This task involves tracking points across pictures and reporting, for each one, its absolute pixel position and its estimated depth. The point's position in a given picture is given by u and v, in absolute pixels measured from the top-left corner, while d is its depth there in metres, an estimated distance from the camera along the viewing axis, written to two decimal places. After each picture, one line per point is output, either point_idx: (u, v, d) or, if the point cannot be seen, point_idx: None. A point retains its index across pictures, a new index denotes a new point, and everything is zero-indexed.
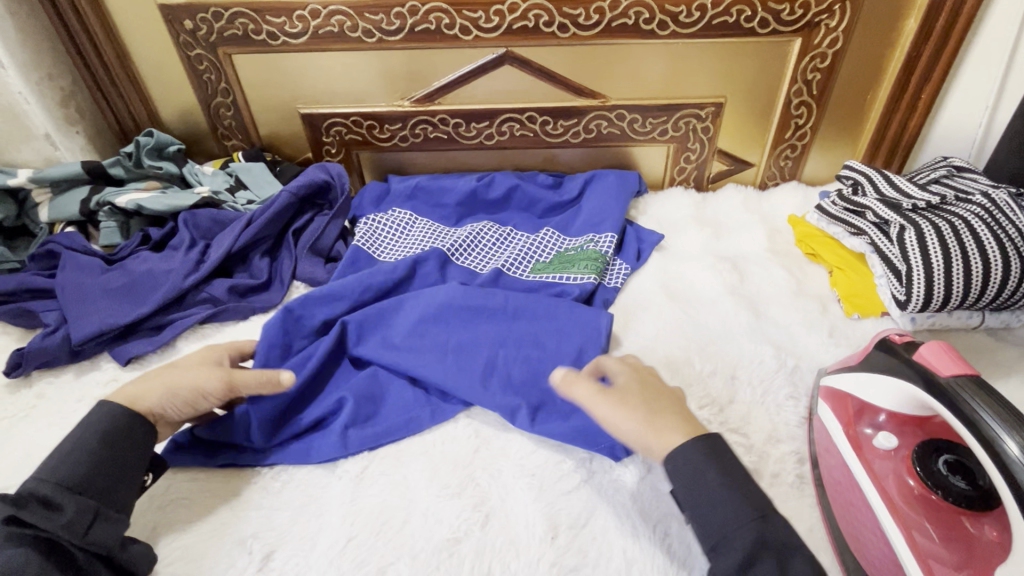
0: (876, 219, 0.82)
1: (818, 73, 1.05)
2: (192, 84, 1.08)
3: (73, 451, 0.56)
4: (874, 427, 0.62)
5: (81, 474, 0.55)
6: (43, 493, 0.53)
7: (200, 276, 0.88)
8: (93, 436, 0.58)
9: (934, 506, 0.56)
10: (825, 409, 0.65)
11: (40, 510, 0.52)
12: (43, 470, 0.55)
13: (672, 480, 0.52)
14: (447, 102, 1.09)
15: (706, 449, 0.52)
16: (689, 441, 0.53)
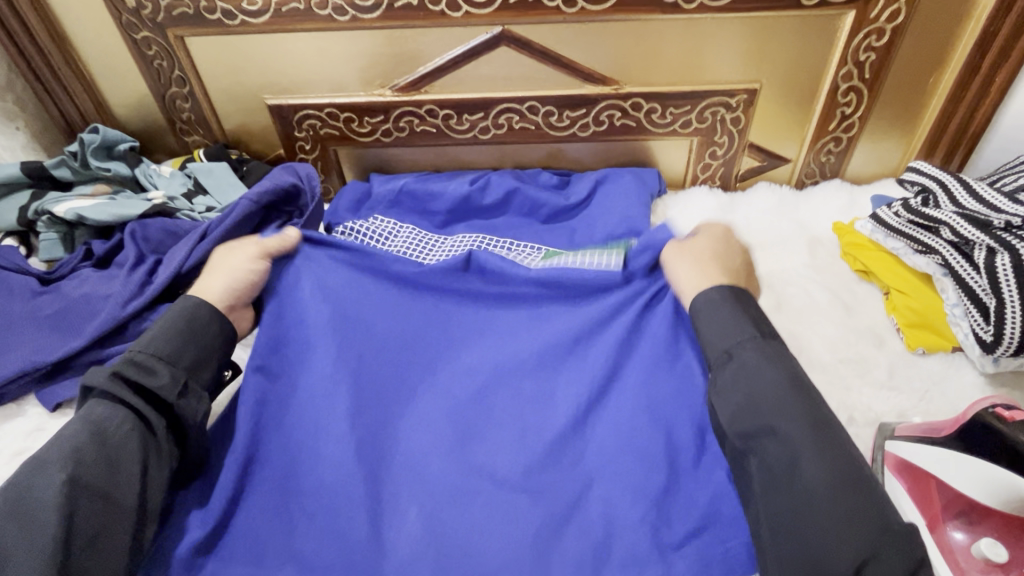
0: (953, 238, 0.67)
1: (873, 52, 0.89)
2: (143, 72, 0.94)
3: (160, 329, 0.61)
4: (968, 530, 0.49)
5: (167, 349, 0.60)
6: (140, 359, 0.58)
7: (143, 301, 0.75)
8: (173, 319, 0.63)
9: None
10: (900, 493, 0.53)
11: (139, 375, 0.57)
12: (140, 339, 0.61)
13: (697, 322, 0.61)
14: (434, 91, 0.94)
15: (730, 297, 0.60)
16: (713, 286, 0.61)
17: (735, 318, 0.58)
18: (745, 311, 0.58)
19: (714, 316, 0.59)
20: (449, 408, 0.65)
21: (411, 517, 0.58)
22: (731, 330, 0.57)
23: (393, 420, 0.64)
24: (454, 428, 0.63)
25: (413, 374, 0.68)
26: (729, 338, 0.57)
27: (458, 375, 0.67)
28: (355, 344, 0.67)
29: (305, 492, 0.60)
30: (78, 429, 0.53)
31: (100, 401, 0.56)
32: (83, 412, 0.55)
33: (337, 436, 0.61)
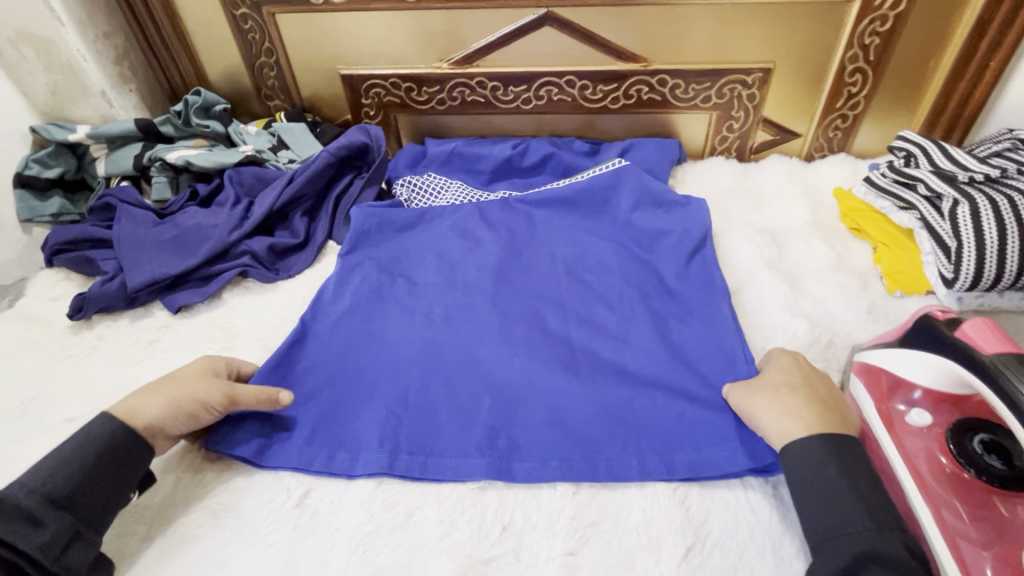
0: (928, 193, 0.79)
1: (876, 37, 1.00)
2: (237, 43, 1.11)
3: (55, 469, 0.56)
4: (907, 403, 0.60)
5: (57, 489, 0.54)
6: (27, 504, 0.52)
7: (244, 231, 0.91)
8: (83, 452, 0.57)
9: (966, 488, 0.54)
10: (857, 384, 0.64)
11: (19, 524, 0.51)
12: (33, 478, 0.55)
13: (789, 471, 0.56)
14: (484, 65, 1.08)
15: (832, 451, 0.55)
16: (816, 436, 0.56)
17: (836, 486, 0.53)
18: (860, 483, 0.52)
19: (816, 479, 0.54)
20: (509, 342, 0.78)
21: (483, 417, 0.69)
22: (839, 507, 0.52)
23: (461, 347, 0.77)
24: (518, 355, 0.76)
25: (478, 316, 0.82)
26: (843, 523, 0.51)
27: (517, 316, 0.81)
28: (439, 287, 0.86)
29: (380, 379, 0.74)
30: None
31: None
32: None
33: (418, 348, 0.78)
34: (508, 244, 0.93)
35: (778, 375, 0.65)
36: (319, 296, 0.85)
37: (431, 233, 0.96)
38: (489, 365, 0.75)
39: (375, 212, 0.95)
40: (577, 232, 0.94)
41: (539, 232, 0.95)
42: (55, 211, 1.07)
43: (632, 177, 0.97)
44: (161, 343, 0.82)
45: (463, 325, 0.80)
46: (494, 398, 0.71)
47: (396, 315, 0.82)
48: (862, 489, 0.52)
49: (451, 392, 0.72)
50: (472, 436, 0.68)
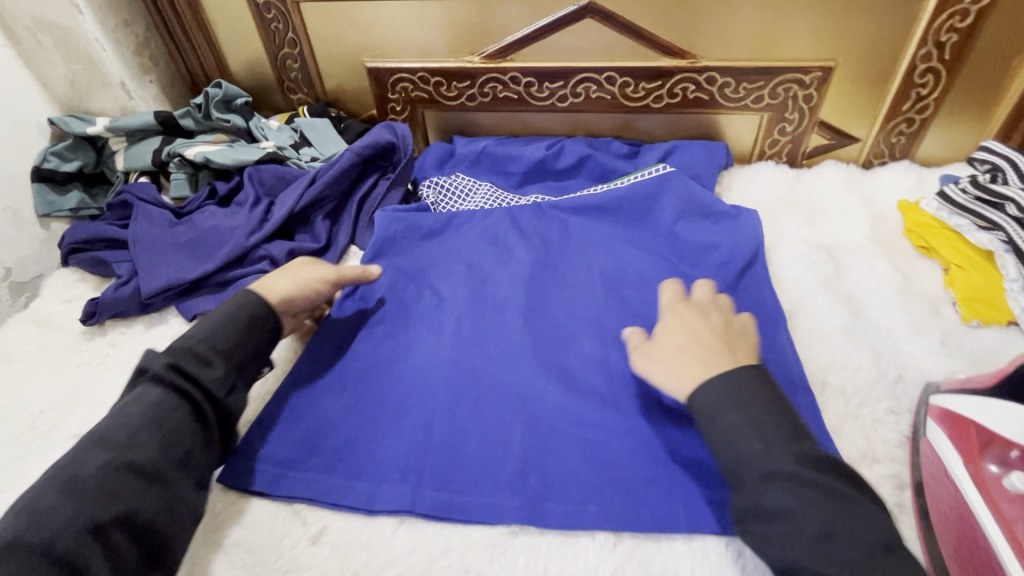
0: (1018, 214, 0.71)
1: (954, 33, 0.90)
2: (260, 33, 1.05)
3: (207, 327, 0.64)
4: (1002, 464, 0.53)
5: (217, 340, 0.63)
6: (198, 350, 0.61)
7: (263, 234, 0.87)
8: (233, 315, 0.65)
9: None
10: (938, 434, 0.57)
11: (192, 363, 0.60)
12: (198, 331, 0.64)
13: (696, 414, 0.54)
14: (519, 59, 1.01)
15: (720, 386, 0.53)
16: (711, 378, 0.54)
17: (743, 416, 0.51)
18: (756, 412, 0.51)
19: (719, 415, 0.52)
20: (543, 369, 0.72)
21: (515, 448, 0.64)
22: (744, 435, 0.50)
23: (491, 372, 0.72)
24: (554, 383, 0.70)
25: (509, 337, 0.76)
26: (743, 450, 0.50)
27: (550, 337, 0.76)
28: (468, 303, 0.81)
29: (404, 401, 0.70)
30: (128, 408, 0.56)
31: (151, 381, 0.58)
32: (137, 395, 0.58)
33: (445, 368, 0.73)
34: (541, 255, 0.87)
35: (668, 334, 0.62)
36: (341, 305, 0.81)
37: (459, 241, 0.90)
38: (520, 391, 0.69)
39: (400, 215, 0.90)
40: (617, 245, 0.88)
41: (575, 242, 0.89)
42: (74, 207, 1.04)
43: (678, 185, 0.90)
44: None
45: (492, 346, 0.75)
46: (527, 428, 0.66)
47: (421, 330, 0.78)
48: (757, 416, 0.51)
49: (479, 420, 0.67)
50: (504, 470, 0.63)
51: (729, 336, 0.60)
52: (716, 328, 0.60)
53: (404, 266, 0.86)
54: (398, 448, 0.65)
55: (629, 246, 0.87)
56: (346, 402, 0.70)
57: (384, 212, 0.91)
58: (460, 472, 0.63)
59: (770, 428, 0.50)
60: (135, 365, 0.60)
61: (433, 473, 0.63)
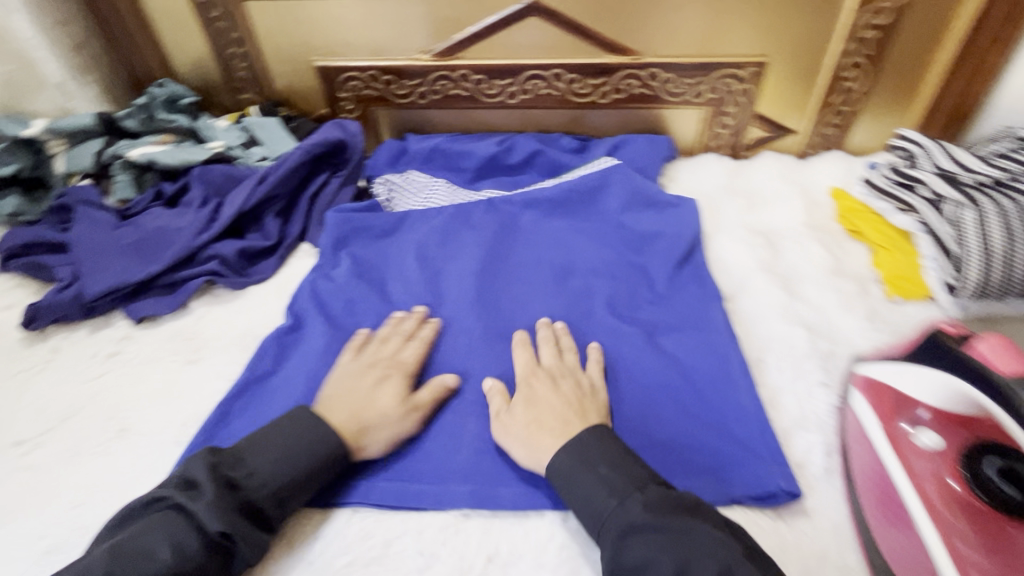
0: (931, 196, 0.75)
1: (875, 30, 0.96)
2: (205, 33, 1.04)
3: (279, 478, 0.56)
4: (915, 424, 0.57)
5: (283, 492, 0.56)
6: (259, 502, 0.54)
7: (211, 234, 0.86)
8: (304, 463, 0.58)
9: (979, 521, 0.51)
10: (860, 401, 0.59)
11: (247, 520, 0.53)
12: (267, 467, 0.56)
13: (559, 486, 0.57)
14: (468, 57, 1.03)
15: (580, 449, 0.57)
16: (563, 447, 0.58)
17: (589, 480, 0.54)
18: (605, 470, 0.55)
19: (576, 482, 0.55)
20: (495, 361, 0.73)
21: (468, 436, 0.66)
22: (597, 497, 0.53)
23: (445, 368, 0.73)
24: (506, 372, 0.72)
25: (463, 331, 0.77)
26: (601, 508, 0.53)
27: (502, 326, 0.78)
28: (422, 298, 0.82)
29: None
30: (159, 550, 0.49)
31: (196, 531, 0.50)
32: (172, 536, 0.50)
33: None
34: (492, 248, 0.89)
35: (525, 406, 0.63)
36: (294, 299, 0.82)
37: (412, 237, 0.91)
38: (471, 378, 0.72)
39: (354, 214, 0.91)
40: (565, 235, 0.90)
41: (527, 234, 0.91)
42: (11, 211, 0.98)
43: (625, 179, 0.94)
44: (121, 356, 0.77)
45: (443, 339, 0.76)
46: (479, 417, 0.67)
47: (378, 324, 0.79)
48: (615, 474, 0.54)
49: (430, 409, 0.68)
50: (458, 454, 0.64)
51: (582, 402, 0.63)
52: (571, 398, 0.63)
53: (358, 261, 0.87)
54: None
55: (577, 237, 0.90)
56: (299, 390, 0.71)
57: (333, 214, 0.91)
58: (413, 457, 0.64)
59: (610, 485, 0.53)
60: (199, 489, 0.52)
61: (388, 460, 0.64)
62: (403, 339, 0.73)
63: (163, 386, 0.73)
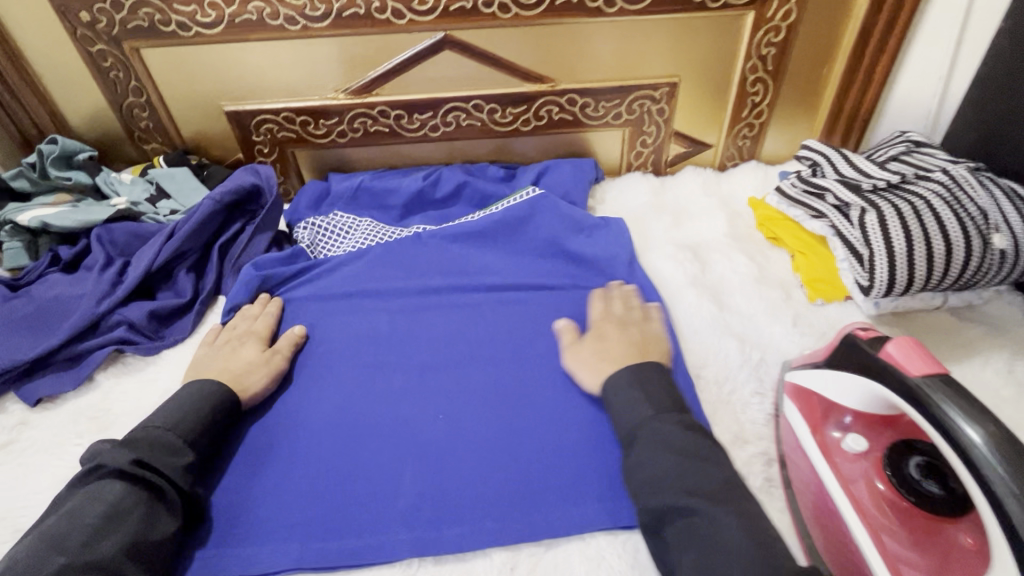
0: (836, 202, 0.80)
1: (772, 47, 1.01)
2: (99, 84, 0.98)
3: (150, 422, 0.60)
4: (842, 429, 0.59)
5: (183, 423, 0.60)
6: (168, 438, 0.58)
7: (116, 298, 0.80)
8: (185, 398, 0.63)
9: (908, 518, 0.52)
10: (792, 409, 0.62)
11: (160, 452, 0.57)
12: (153, 416, 0.61)
13: (608, 401, 0.64)
14: (385, 93, 1.01)
15: (637, 373, 0.64)
16: (625, 368, 0.65)
17: (693, 467, 0.53)
18: (641, 390, 0.62)
19: (620, 399, 0.62)
20: (431, 405, 0.71)
21: (407, 483, 0.63)
22: (706, 479, 0.52)
23: (380, 418, 0.70)
24: (445, 415, 0.70)
25: (397, 376, 0.75)
26: (636, 415, 0.60)
27: (440, 366, 0.76)
28: (355, 345, 0.79)
29: (286, 457, 0.66)
30: (88, 509, 0.51)
31: (113, 480, 0.53)
32: (92, 494, 0.52)
33: (331, 415, 0.70)
34: (423, 287, 0.86)
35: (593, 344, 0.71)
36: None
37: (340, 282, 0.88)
38: (409, 426, 0.69)
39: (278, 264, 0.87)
40: (498, 266, 0.90)
41: (459, 268, 0.90)
42: None
43: (551, 204, 0.94)
44: (14, 446, 0.69)
45: (378, 387, 0.73)
46: (417, 460, 0.65)
47: (309, 377, 0.75)
48: (660, 396, 0.61)
49: (367, 466, 0.65)
50: (399, 508, 0.61)
51: (644, 342, 0.70)
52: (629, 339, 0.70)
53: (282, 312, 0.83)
54: (289, 501, 0.62)
55: (510, 266, 0.90)
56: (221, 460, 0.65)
57: (251, 264, 0.86)
58: (350, 521, 0.60)
59: (716, 483, 0.52)
60: (94, 462, 0.55)
61: (324, 526, 0.60)
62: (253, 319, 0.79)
63: (66, 474, 0.66)
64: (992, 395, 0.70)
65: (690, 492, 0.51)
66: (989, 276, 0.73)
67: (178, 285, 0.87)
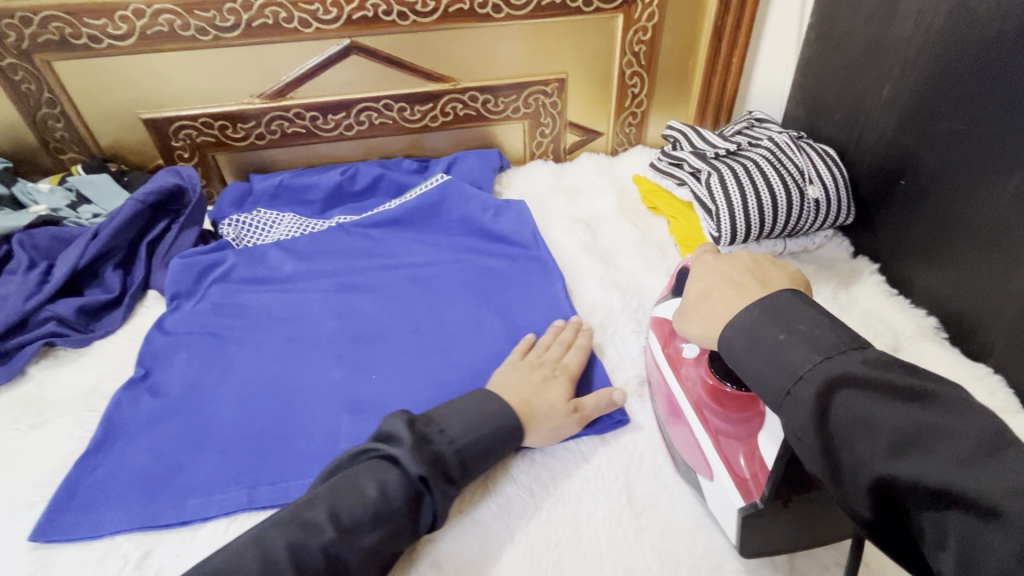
0: (691, 169, 0.95)
1: (643, 45, 1.17)
2: (10, 97, 1.01)
3: (480, 435, 0.61)
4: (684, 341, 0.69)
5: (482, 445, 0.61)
6: (448, 455, 0.58)
7: (44, 295, 0.83)
8: (490, 412, 0.63)
9: (731, 399, 0.61)
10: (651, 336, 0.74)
11: (441, 472, 0.57)
12: (476, 422, 0.62)
13: (738, 362, 0.47)
14: (299, 97, 1.09)
15: (771, 310, 0.46)
16: (750, 309, 0.48)
17: (874, 399, 0.39)
18: (788, 334, 0.44)
19: (755, 358, 0.45)
20: (356, 366, 0.80)
21: (338, 428, 0.72)
22: (879, 405, 0.39)
23: (310, 381, 0.78)
24: (369, 373, 0.79)
25: (325, 344, 0.83)
26: (792, 362, 0.43)
27: (364, 334, 0.85)
28: (283, 321, 0.87)
29: (221, 420, 0.73)
30: (366, 485, 0.54)
31: (399, 476, 0.55)
32: (377, 474, 0.55)
33: (263, 382, 0.77)
34: (347, 269, 0.95)
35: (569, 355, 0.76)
36: (146, 343, 0.82)
37: (266, 270, 0.95)
38: (335, 383, 0.77)
39: (206, 257, 0.93)
40: (414, 246, 1.00)
41: (378, 249, 0.99)
42: None
43: (459, 188, 1.04)
44: None
45: (306, 355, 0.81)
46: (345, 411, 0.74)
47: (242, 352, 0.82)
48: (814, 336, 0.43)
49: (297, 420, 0.73)
50: (329, 450, 0.69)
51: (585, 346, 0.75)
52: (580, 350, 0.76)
53: (212, 300, 0.89)
54: (227, 455, 0.69)
55: (427, 245, 1.00)
56: (162, 427, 0.72)
57: (178, 258, 0.92)
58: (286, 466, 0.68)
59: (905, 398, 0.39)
60: (422, 432, 0.58)
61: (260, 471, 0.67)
62: (564, 347, 0.77)
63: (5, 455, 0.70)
64: None
65: (884, 419, 0.38)
66: (812, 222, 0.90)
67: (107, 282, 0.91)
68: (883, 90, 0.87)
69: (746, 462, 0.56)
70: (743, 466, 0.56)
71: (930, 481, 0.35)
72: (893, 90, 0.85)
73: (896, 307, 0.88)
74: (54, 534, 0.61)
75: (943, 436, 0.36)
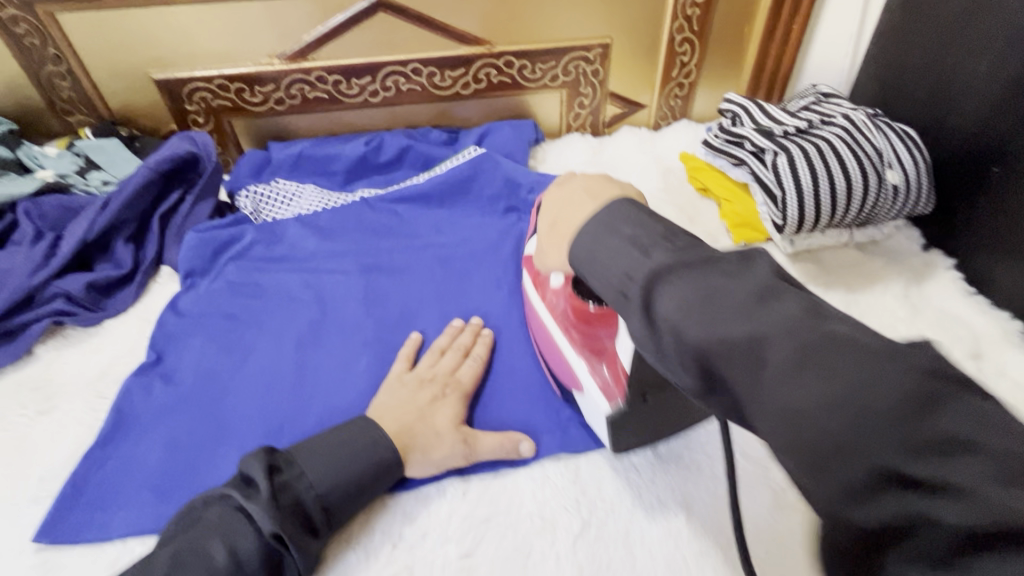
0: (754, 148, 0.86)
1: (697, 7, 1.06)
2: (12, 52, 0.93)
3: (349, 478, 0.55)
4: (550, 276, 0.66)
5: (350, 486, 0.55)
6: (305, 503, 0.52)
7: (50, 271, 0.78)
8: (358, 446, 0.57)
9: (594, 318, 0.62)
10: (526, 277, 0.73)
11: (297, 523, 0.51)
12: (332, 464, 0.55)
13: (583, 271, 0.44)
14: (321, 58, 1.01)
15: (625, 213, 0.43)
16: (608, 210, 0.44)
17: (720, 285, 0.36)
18: (631, 230, 0.42)
19: (599, 255, 0.43)
20: (383, 357, 0.74)
21: None
22: (737, 300, 0.35)
23: (334, 371, 0.72)
24: None
25: (351, 332, 0.77)
26: (627, 265, 0.40)
27: (391, 321, 0.78)
28: (305, 304, 0.80)
29: (240, 414, 0.67)
30: (213, 546, 0.47)
31: (254, 533, 0.49)
32: (227, 530, 0.49)
33: (285, 371, 0.72)
34: (373, 249, 0.89)
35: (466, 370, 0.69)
36: (158, 325, 0.77)
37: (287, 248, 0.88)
38: (361, 375, 0.71)
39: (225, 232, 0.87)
40: (445, 225, 0.93)
41: (406, 227, 0.92)
42: None
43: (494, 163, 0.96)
44: None
45: (331, 341, 0.76)
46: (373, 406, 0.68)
47: (262, 337, 0.76)
48: (670, 233, 0.41)
49: (322, 415, 0.67)
50: None
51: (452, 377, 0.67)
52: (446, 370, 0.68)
53: (230, 279, 0.83)
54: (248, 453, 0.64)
55: (459, 223, 0.93)
56: (179, 419, 0.67)
57: (194, 232, 0.86)
58: None
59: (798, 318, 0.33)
60: (277, 478, 0.52)
61: None
62: (460, 354, 0.71)
63: (11, 444, 0.65)
64: (889, 317, 0.79)
65: (752, 321, 0.33)
66: (886, 210, 0.81)
67: (118, 257, 0.85)
68: (980, 61, 0.77)
69: (607, 368, 0.58)
70: (604, 373, 0.57)
71: (796, 395, 0.30)
72: (993, 62, 0.75)
73: (976, 308, 0.79)
74: (61, 536, 0.57)
75: (870, 376, 0.29)
